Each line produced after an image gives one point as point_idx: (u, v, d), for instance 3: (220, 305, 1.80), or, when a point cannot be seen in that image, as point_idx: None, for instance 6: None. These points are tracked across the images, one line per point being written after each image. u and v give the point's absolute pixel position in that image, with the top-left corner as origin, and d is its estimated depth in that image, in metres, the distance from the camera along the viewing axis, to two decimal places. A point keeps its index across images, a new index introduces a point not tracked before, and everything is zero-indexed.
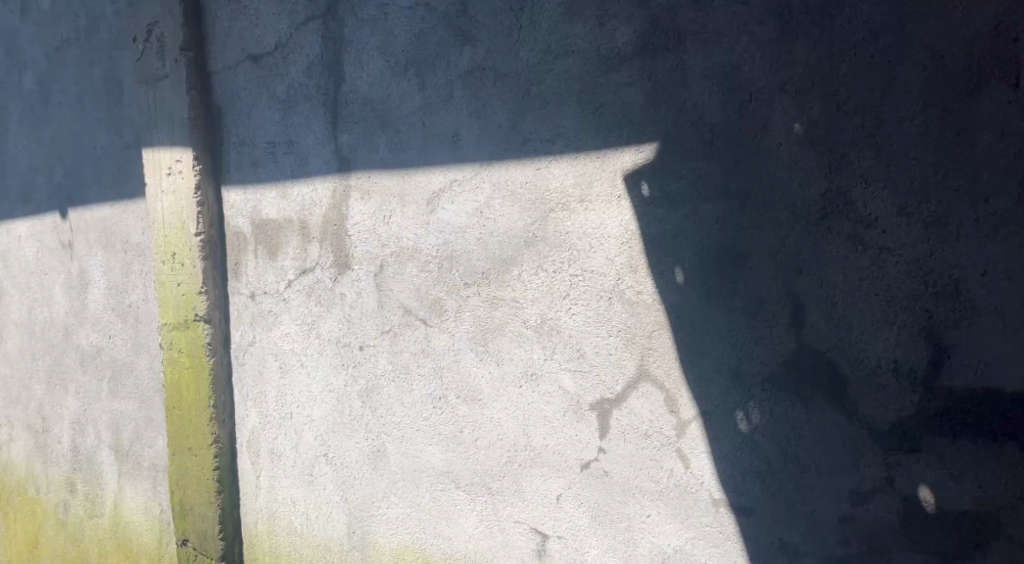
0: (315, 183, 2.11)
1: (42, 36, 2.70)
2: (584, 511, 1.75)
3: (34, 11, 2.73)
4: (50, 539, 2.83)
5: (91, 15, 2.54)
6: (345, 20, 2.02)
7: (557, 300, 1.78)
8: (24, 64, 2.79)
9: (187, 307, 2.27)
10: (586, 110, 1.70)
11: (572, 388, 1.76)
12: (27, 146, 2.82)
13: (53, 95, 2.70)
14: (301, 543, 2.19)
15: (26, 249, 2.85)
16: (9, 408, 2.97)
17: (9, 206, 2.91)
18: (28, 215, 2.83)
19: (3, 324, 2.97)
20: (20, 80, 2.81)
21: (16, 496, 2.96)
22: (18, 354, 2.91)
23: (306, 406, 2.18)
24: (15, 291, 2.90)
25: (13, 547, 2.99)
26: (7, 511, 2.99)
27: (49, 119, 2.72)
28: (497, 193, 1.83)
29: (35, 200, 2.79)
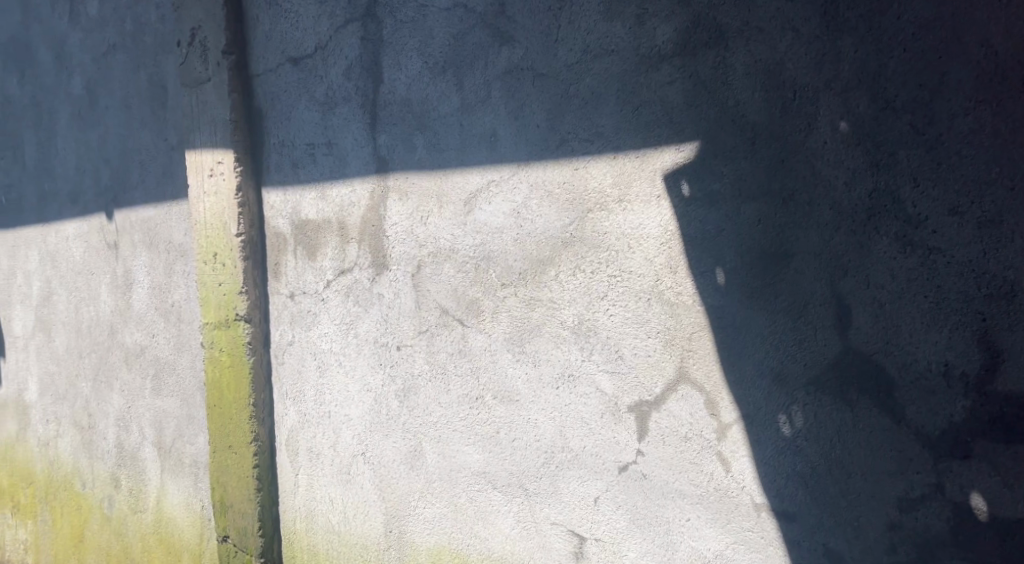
0: (354, 183, 2.12)
1: (91, 42, 2.77)
2: (623, 514, 1.74)
3: (83, 17, 2.80)
4: (96, 533, 2.88)
5: (137, 21, 2.59)
6: (384, 22, 2.03)
7: (595, 301, 1.76)
8: (73, 69, 2.86)
9: (227, 307, 2.30)
10: (626, 109, 1.68)
11: (610, 389, 1.75)
12: (74, 148, 2.88)
13: (99, 98, 2.76)
14: (338, 541, 2.21)
15: (73, 249, 2.92)
16: (57, 405, 3.04)
17: (57, 208, 2.99)
18: (75, 216, 2.90)
19: (51, 322, 3.05)
20: (69, 85, 2.88)
21: (63, 491, 3.02)
22: (66, 352, 2.98)
23: (344, 405, 2.19)
24: (62, 291, 2.98)
25: (59, 540, 3.05)
26: (54, 506, 3.06)
27: (95, 122, 2.79)
28: (535, 194, 1.83)
29: (82, 201, 2.85)
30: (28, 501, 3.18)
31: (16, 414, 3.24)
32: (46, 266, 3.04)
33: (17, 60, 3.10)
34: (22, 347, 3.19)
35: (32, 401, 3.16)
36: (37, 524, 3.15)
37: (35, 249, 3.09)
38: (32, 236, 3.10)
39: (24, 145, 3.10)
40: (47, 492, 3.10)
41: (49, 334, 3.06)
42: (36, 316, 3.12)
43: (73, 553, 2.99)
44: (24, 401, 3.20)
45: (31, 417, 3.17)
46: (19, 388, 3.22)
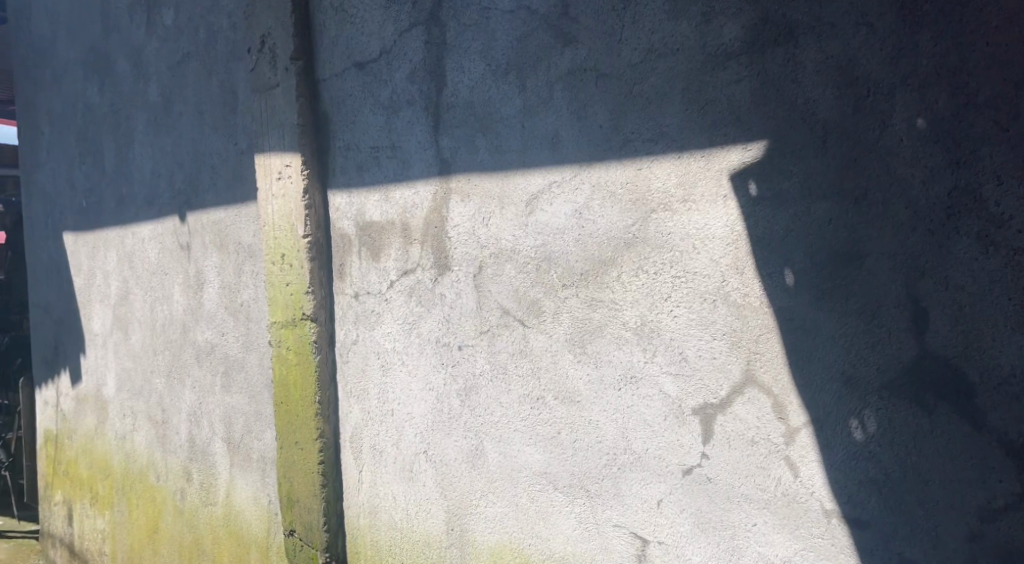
0: (417, 185, 2.15)
1: (166, 51, 2.87)
2: (686, 518, 1.71)
3: (158, 26, 2.90)
4: (169, 524, 2.97)
5: (210, 29, 2.68)
6: (447, 25, 2.05)
7: (658, 302, 1.74)
8: (149, 76, 2.97)
9: (295, 307, 2.37)
10: (691, 109, 1.66)
11: (674, 392, 1.73)
12: (150, 153, 2.99)
13: (174, 105, 2.86)
14: (400, 538, 2.24)
15: (149, 250, 3.04)
16: (133, 400, 3.16)
17: (133, 210, 3.11)
18: (151, 219, 3.01)
19: (127, 321, 3.17)
20: (145, 92, 3.00)
21: (139, 484, 3.13)
22: (141, 349, 3.10)
23: (407, 403, 2.22)
24: (139, 290, 3.10)
25: (134, 531, 3.15)
26: (130, 497, 3.17)
27: (169, 128, 2.89)
28: (598, 195, 1.82)
29: (158, 204, 2.96)
30: (106, 493, 3.31)
31: (96, 408, 3.39)
32: (124, 266, 3.17)
33: (97, 69, 3.24)
34: (101, 345, 3.33)
35: (109, 396, 3.29)
36: (114, 514, 3.27)
37: (113, 251, 3.23)
38: (111, 238, 3.24)
39: (103, 151, 3.24)
40: (124, 483, 3.22)
41: (126, 332, 3.18)
42: (114, 315, 3.25)
43: (147, 543, 3.08)
44: (102, 396, 3.34)
45: (109, 412, 3.31)
46: (98, 384, 3.36)
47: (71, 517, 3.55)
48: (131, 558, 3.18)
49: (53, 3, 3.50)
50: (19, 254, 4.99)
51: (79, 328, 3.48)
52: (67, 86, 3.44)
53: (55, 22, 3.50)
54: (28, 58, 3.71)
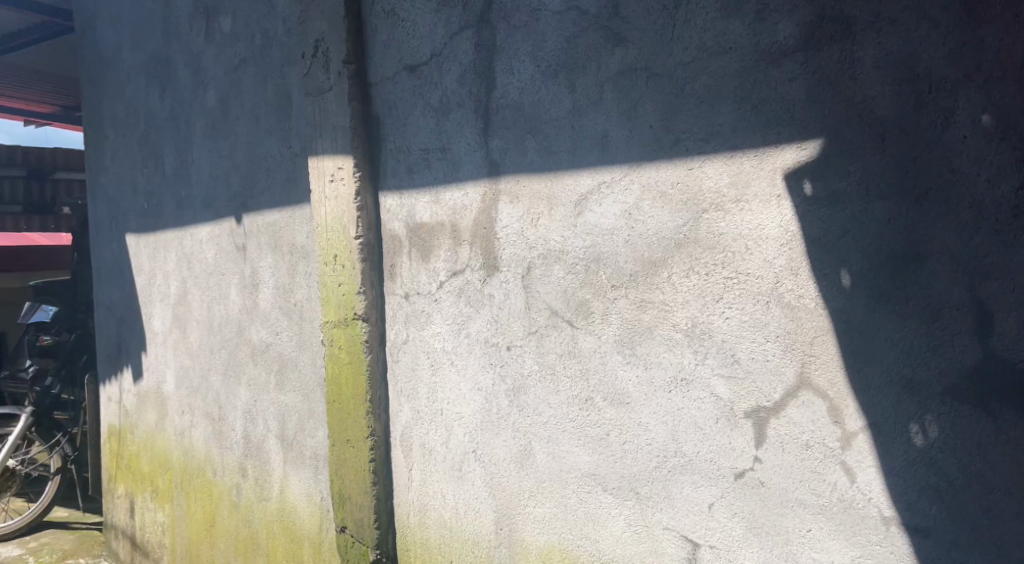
0: (466, 187, 2.17)
1: (224, 57, 2.95)
2: (739, 522, 1.69)
3: (216, 33, 2.98)
4: (226, 519, 3.04)
5: (265, 35, 2.75)
6: (497, 27, 2.06)
7: (710, 303, 1.72)
8: (207, 82, 3.05)
9: (347, 307, 2.42)
10: (744, 107, 1.63)
11: (726, 394, 1.70)
12: (207, 156, 3.08)
13: (230, 109, 2.94)
14: (450, 537, 2.26)
15: (206, 251, 3.12)
16: (191, 397, 3.25)
17: (191, 213, 3.20)
18: (208, 221, 3.09)
19: (186, 320, 3.27)
20: (203, 98, 3.08)
21: (197, 479, 3.22)
22: (199, 348, 3.19)
23: (456, 403, 2.24)
24: (197, 291, 3.19)
25: (192, 525, 3.24)
26: (189, 491, 3.26)
27: (226, 132, 2.97)
28: (648, 195, 1.81)
29: (215, 206, 3.05)
30: (166, 487, 3.41)
31: (156, 404, 3.50)
32: (183, 267, 3.27)
33: (158, 76, 3.35)
34: (161, 343, 3.44)
35: (169, 393, 3.39)
36: (172, 508, 3.37)
37: (172, 252, 3.33)
38: (170, 239, 3.34)
39: (162, 155, 3.35)
40: (183, 478, 3.31)
41: (184, 331, 3.28)
42: (173, 314, 3.36)
43: (205, 537, 3.17)
44: (162, 393, 3.45)
45: (169, 408, 3.41)
46: (158, 381, 3.47)
47: (133, 510, 3.67)
48: (190, 551, 3.26)
49: (116, 12, 3.62)
50: (85, 255, 5.19)
51: (140, 326, 3.60)
52: (130, 92, 3.56)
53: (118, 32, 3.62)
54: (93, 66, 3.85)
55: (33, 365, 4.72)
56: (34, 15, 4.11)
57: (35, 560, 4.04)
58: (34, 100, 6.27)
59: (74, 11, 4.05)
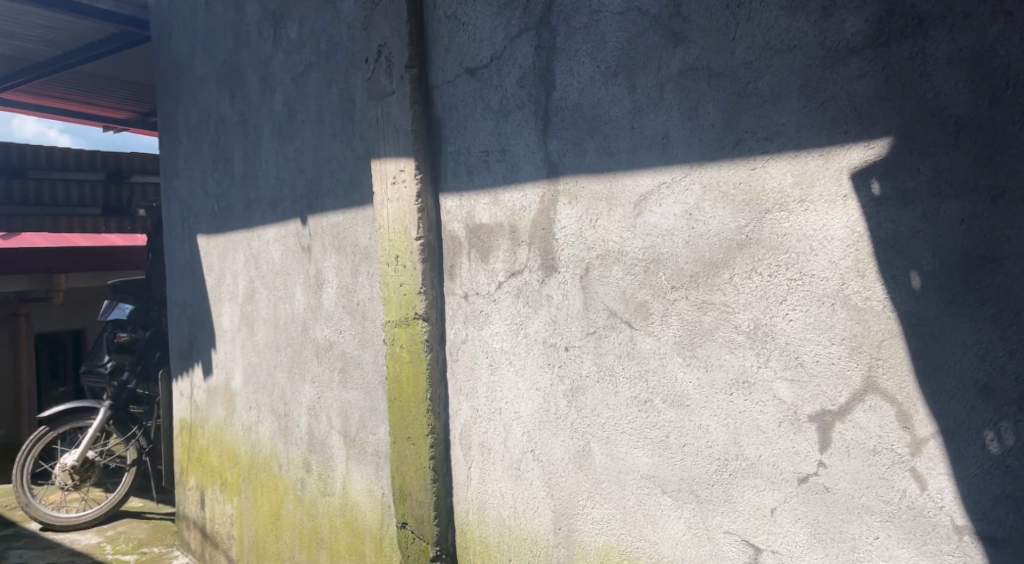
0: (525, 188, 2.19)
1: (290, 63, 3.04)
2: (803, 527, 1.66)
3: (283, 40, 3.08)
4: (291, 512, 3.13)
5: (331, 41, 2.82)
6: (558, 29, 2.07)
7: (773, 305, 1.70)
8: (274, 87, 3.15)
9: (408, 306, 2.48)
10: (809, 106, 1.60)
11: (789, 398, 1.68)
12: (273, 160, 3.18)
13: (296, 113, 3.03)
14: (508, 535, 2.28)
15: (273, 251, 3.22)
16: (258, 394, 3.36)
17: (258, 214, 3.31)
18: (275, 222, 3.19)
19: (253, 318, 3.38)
20: (270, 103, 3.18)
21: (264, 472, 3.32)
22: (266, 345, 3.30)
23: (514, 402, 2.26)
24: (264, 290, 3.30)
25: (259, 517, 3.34)
26: (255, 484, 3.37)
27: (292, 136, 3.06)
28: (709, 195, 1.80)
29: (281, 208, 3.14)
30: (234, 480, 3.53)
31: (225, 400, 3.62)
32: (250, 267, 3.39)
33: (227, 83, 3.48)
34: (230, 340, 3.56)
35: (237, 390, 3.51)
36: (240, 501, 3.47)
37: (241, 252, 3.44)
38: (238, 240, 3.46)
39: (231, 158, 3.47)
40: (250, 472, 3.42)
41: (252, 329, 3.40)
42: (242, 313, 3.47)
43: (271, 530, 3.26)
44: (230, 389, 3.57)
45: (237, 404, 3.52)
46: (227, 377, 3.59)
47: (203, 501, 3.81)
48: (257, 542, 3.36)
49: (189, 21, 3.76)
50: (159, 255, 5.40)
51: (210, 323, 3.73)
52: (201, 98, 3.70)
53: (191, 40, 3.76)
54: (167, 74, 4.02)
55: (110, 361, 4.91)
56: (112, 25, 4.28)
57: (113, 546, 4.22)
58: (112, 106, 6.52)
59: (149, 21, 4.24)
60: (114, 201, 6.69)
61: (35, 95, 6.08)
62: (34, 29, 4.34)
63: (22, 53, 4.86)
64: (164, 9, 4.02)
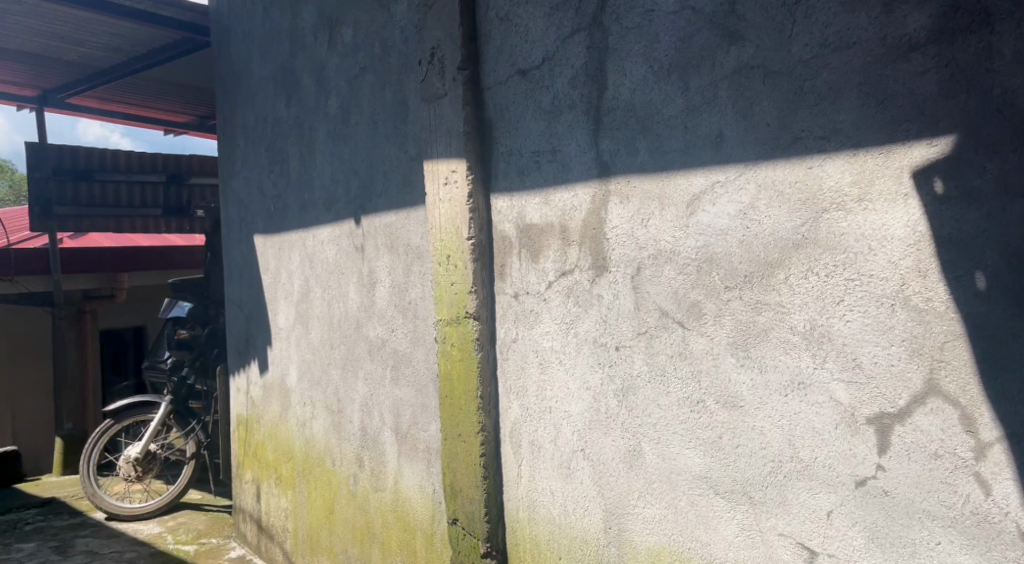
0: (576, 189, 2.20)
1: (344, 66, 3.10)
2: (860, 531, 1.64)
3: (337, 44, 3.14)
4: (343, 506, 3.18)
5: (384, 44, 2.86)
6: (610, 29, 2.07)
7: (830, 305, 1.67)
8: (328, 90, 3.21)
9: (459, 305, 2.51)
10: (868, 104, 1.57)
11: (846, 399, 1.65)
12: (327, 161, 3.24)
13: (349, 115, 3.09)
14: (558, 533, 2.29)
15: (327, 250, 3.29)
16: (312, 390, 3.44)
17: (313, 215, 3.38)
18: (329, 222, 3.26)
19: (308, 316, 3.46)
20: (325, 106, 3.25)
21: (318, 467, 3.39)
22: (320, 343, 3.37)
23: (565, 401, 2.27)
24: (318, 288, 3.37)
25: (313, 511, 3.41)
26: (309, 478, 3.44)
27: (345, 137, 3.12)
28: (764, 195, 1.78)
29: (335, 208, 3.21)
30: (288, 474, 3.60)
31: (280, 396, 3.70)
32: (305, 266, 3.46)
33: (282, 86, 3.56)
34: (285, 338, 3.65)
35: (291, 386, 3.59)
36: (295, 494, 3.55)
37: (296, 251, 3.52)
38: (293, 240, 3.54)
39: (286, 160, 3.55)
40: (304, 467, 3.49)
41: (306, 326, 3.47)
42: (297, 311, 3.55)
43: (324, 524, 3.33)
44: (285, 385, 3.65)
45: (292, 399, 3.60)
46: (282, 374, 3.68)
47: (259, 494, 3.90)
48: (311, 536, 3.43)
49: (247, 27, 3.86)
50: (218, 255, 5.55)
51: (266, 321, 3.83)
52: (257, 101, 3.79)
53: (249, 44, 3.85)
54: (224, 78, 4.14)
55: (171, 357, 5.07)
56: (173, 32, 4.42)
57: (173, 536, 4.35)
58: (171, 110, 6.70)
59: (207, 27, 4.37)
60: (175, 202, 6.71)
61: (99, 100, 6.30)
62: (102, 36, 4.53)
63: (88, 59, 5.06)
64: (224, 15, 4.13)
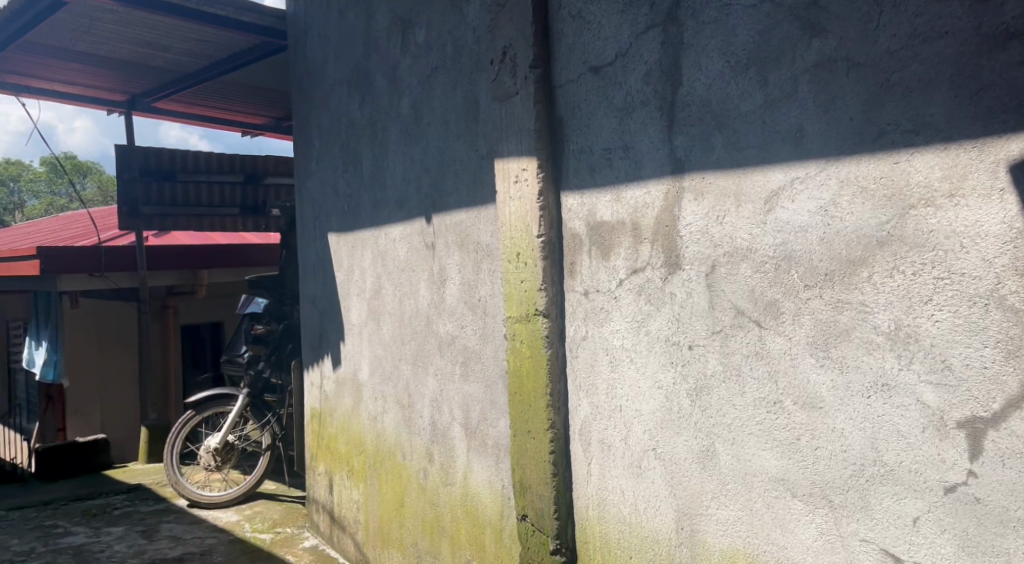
0: (649, 186, 2.18)
1: (416, 67, 3.15)
2: (950, 539, 1.57)
3: (410, 45, 3.19)
4: (413, 500, 3.23)
5: (456, 44, 2.89)
6: (685, 24, 2.04)
7: (917, 305, 1.61)
8: (401, 90, 3.27)
9: (529, 303, 2.53)
10: (961, 96, 1.50)
11: (934, 402, 1.59)
12: (399, 160, 3.30)
13: (421, 115, 3.13)
14: (629, 532, 2.27)
15: (398, 248, 3.34)
16: (383, 385, 3.50)
17: (384, 213, 3.44)
18: (401, 220, 3.31)
19: (379, 313, 3.53)
20: (397, 106, 3.31)
21: (388, 461, 3.45)
22: (391, 339, 3.43)
23: (636, 400, 2.26)
24: (389, 285, 3.43)
25: (383, 504, 3.47)
26: (380, 472, 3.51)
27: (417, 137, 3.17)
28: (846, 191, 1.73)
29: (406, 206, 3.26)
30: (360, 467, 3.68)
31: (352, 390, 3.79)
32: (377, 264, 3.52)
33: (356, 88, 3.64)
34: (357, 333, 3.73)
35: (363, 380, 3.67)
36: (366, 487, 3.62)
37: (368, 249, 3.59)
38: (366, 239, 3.61)
39: (359, 159, 3.63)
40: (375, 460, 3.56)
41: (378, 322, 3.54)
42: (368, 307, 3.63)
43: (394, 517, 3.38)
44: (357, 380, 3.73)
45: (364, 394, 3.68)
46: (355, 368, 3.76)
47: (331, 486, 3.99)
48: (381, 528, 3.50)
49: (323, 30, 3.96)
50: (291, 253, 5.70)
51: (338, 317, 3.93)
52: (332, 102, 3.89)
53: (324, 47, 3.95)
54: (299, 81, 4.26)
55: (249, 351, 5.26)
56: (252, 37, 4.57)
57: (251, 525, 4.49)
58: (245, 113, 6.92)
59: (283, 32, 4.50)
60: (252, 202, 6.91)
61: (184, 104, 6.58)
62: (187, 43, 4.73)
63: (174, 65, 5.29)
64: (301, 19, 4.24)
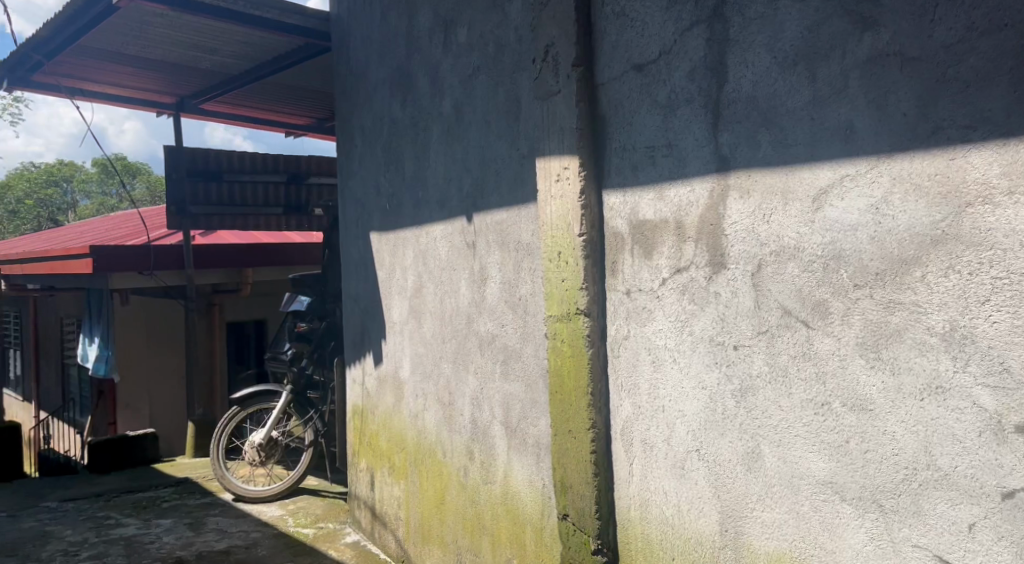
0: (693, 183, 2.15)
1: (458, 66, 3.16)
2: (1007, 547, 1.52)
3: (451, 45, 3.20)
4: (454, 498, 3.25)
5: (498, 43, 2.90)
6: (731, 20, 2.02)
7: (973, 305, 1.56)
8: (442, 90, 3.29)
9: (570, 302, 2.53)
10: (1021, 90, 1.46)
11: (991, 406, 1.54)
12: (440, 159, 3.32)
13: (462, 114, 3.15)
14: (672, 534, 2.25)
15: (439, 246, 3.36)
16: (423, 383, 3.53)
17: (425, 212, 3.47)
18: (441, 219, 3.33)
19: (420, 311, 3.55)
20: (438, 106, 3.33)
21: (428, 458, 3.47)
22: (432, 337, 3.45)
23: (679, 400, 2.23)
24: (430, 284, 3.45)
25: (424, 501, 3.50)
26: (421, 469, 3.53)
27: (458, 136, 3.18)
28: (899, 188, 1.68)
29: (447, 206, 3.28)
30: (401, 464, 3.71)
31: (393, 388, 3.82)
32: (418, 263, 3.55)
33: (398, 88, 3.67)
34: (399, 331, 3.76)
35: (404, 378, 3.70)
36: (407, 484, 3.65)
37: (409, 248, 3.62)
38: (407, 237, 3.64)
39: (401, 159, 3.66)
40: (416, 457, 3.59)
41: (418, 320, 3.57)
42: (410, 306, 3.66)
43: (434, 513, 3.41)
44: (398, 377, 3.77)
45: (404, 391, 3.71)
46: (395, 366, 3.80)
47: (372, 483, 4.04)
48: (422, 525, 3.53)
49: (365, 31, 4.00)
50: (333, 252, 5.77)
51: (380, 315, 3.97)
52: (374, 102, 3.93)
53: (366, 48, 3.99)
54: (342, 82, 4.31)
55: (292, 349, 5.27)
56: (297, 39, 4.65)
57: (293, 519, 4.56)
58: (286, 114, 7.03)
59: (325, 34, 4.56)
60: (294, 201, 7.04)
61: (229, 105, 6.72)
62: (234, 45, 4.83)
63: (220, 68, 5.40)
64: (344, 21, 4.29)
